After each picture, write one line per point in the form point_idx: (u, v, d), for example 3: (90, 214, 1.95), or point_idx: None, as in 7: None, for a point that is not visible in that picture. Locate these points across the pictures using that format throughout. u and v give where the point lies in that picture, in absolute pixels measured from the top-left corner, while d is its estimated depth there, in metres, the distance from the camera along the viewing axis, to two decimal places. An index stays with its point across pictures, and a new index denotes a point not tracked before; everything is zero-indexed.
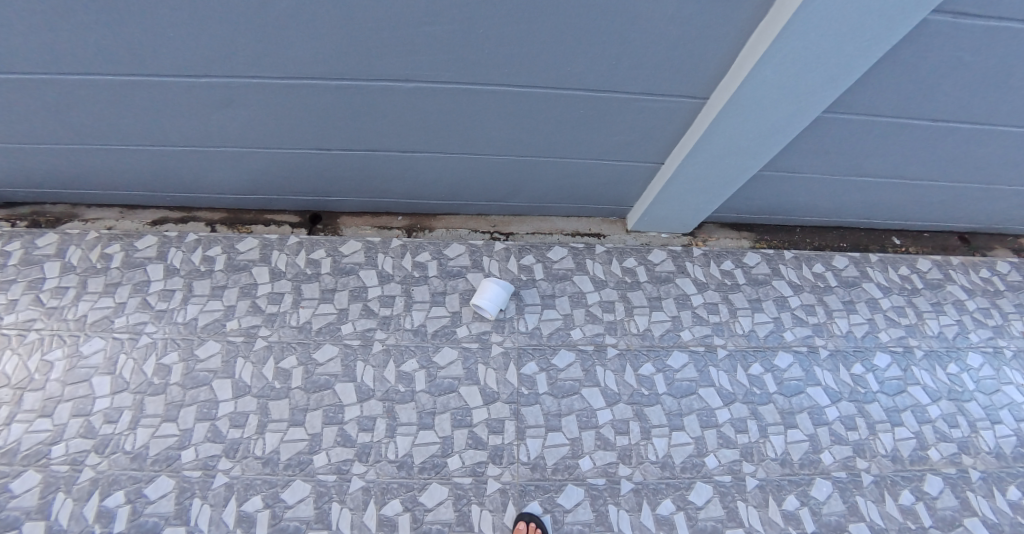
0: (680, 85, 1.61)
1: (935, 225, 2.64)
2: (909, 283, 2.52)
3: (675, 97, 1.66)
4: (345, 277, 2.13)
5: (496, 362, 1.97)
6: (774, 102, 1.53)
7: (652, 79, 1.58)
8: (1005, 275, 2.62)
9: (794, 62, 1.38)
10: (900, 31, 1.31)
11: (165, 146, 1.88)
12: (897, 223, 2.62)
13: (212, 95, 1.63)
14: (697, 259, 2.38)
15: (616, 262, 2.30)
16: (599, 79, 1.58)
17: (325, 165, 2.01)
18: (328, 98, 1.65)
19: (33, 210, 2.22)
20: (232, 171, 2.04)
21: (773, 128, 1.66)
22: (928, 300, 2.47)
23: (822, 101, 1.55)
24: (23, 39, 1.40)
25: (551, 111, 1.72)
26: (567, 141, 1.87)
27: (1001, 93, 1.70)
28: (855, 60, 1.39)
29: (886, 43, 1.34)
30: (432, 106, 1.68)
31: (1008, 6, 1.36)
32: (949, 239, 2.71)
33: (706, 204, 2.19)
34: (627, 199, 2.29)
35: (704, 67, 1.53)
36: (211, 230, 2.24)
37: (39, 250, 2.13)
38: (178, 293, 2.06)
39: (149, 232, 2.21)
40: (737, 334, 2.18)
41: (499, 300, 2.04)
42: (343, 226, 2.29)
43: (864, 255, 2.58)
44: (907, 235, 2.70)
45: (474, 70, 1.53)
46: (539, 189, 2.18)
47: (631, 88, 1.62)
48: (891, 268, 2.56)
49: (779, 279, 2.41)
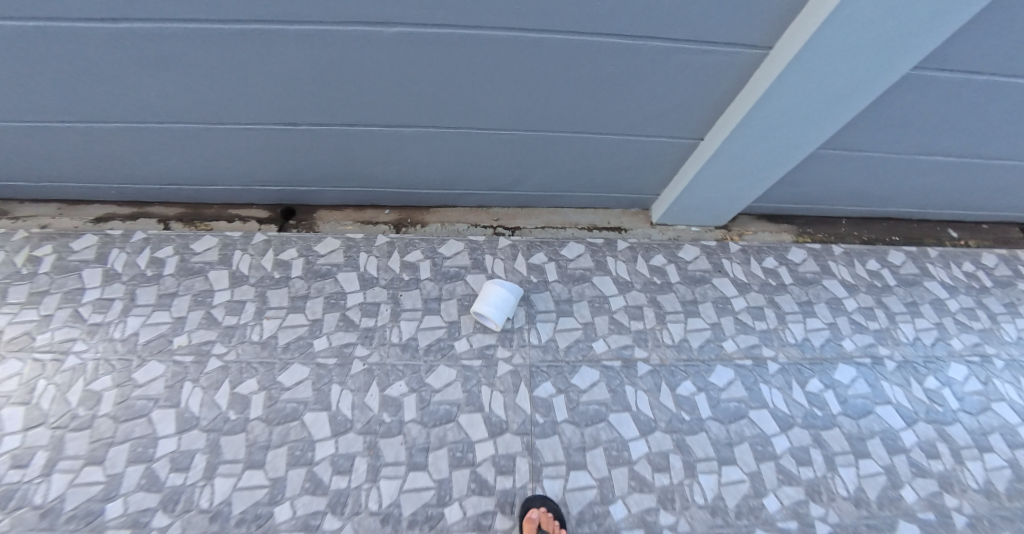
0: (735, 34, 1.27)
1: (999, 214, 2.31)
2: (977, 281, 2.18)
3: (728, 49, 1.32)
4: (321, 282, 1.79)
5: (503, 382, 1.61)
6: (863, 47, 1.19)
7: (701, 23, 1.24)
8: None
9: None
10: None
11: (97, 123, 1.53)
12: (957, 212, 2.28)
13: (138, 52, 1.28)
14: (733, 255, 2.07)
15: (642, 260, 1.95)
16: (634, 23, 1.24)
17: (293, 148, 1.67)
18: (290, 51, 1.30)
19: None
20: (180, 158, 1.69)
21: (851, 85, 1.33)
22: (1000, 300, 2.13)
23: (922, 44, 1.21)
24: None
25: (570, 69, 1.38)
26: (589, 109, 1.53)
27: None
28: None
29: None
30: (423, 62, 1.34)
31: None
32: (1012, 230, 2.38)
33: (747, 192, 1.86)
34: (653, 186, 1.95)
35: (771, 5, 1.19)
36: (166, 227, 1.90)
37: None
38: (118, 303, 1.71)
39: (90, 231, 1.85)
40: (788, 344, 1.83)
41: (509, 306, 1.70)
42: (320, 222, 1.96)
43: (921, 250, 2.24)
44: (965, 227, 2.36)
45: (474, 7, 1.19)
46: (550, 175, 1.84)
47: (672, 37, 1.28)
48: (953, 264, 2.22)
49: (829, 278, 2.08)
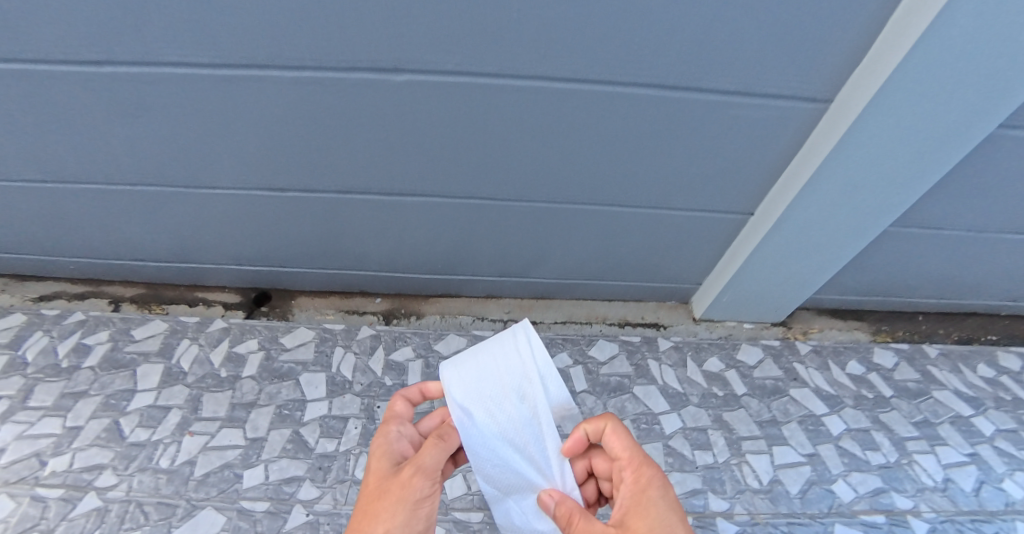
0: (794, 76, 0.96)
1: None
2: None
3: (779, 99, 1.00)
4: (278, 385, 1.29)
5: None
6: (983, 64, 0.85)
7: (759, 64, 0.94)
8: None
9: None
10: None
11: (12, 183, 1.26)
12: None
13: (26, 65, 0.98)
14: (801, 358, 1.49)
15: (694, 366, 1.41)
16: (674, 65, 0.94)
17: (233, 213, 1.31)
18: (215, 103, 1.04)
19: None
20: (99, 219, 1.35)
21: (1017, 80, 0.87)
22: None
23: None
24: None
25: (596, 85, 0.98)
26: (591, 176, 1.17)
27: None
28: None
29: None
30: (391, 112, 1.04)
31: None
32: None
33: (823, 274, 1.36)
34: (691, 275, 1.47)
35: (846, 34, 0.89)
36: (77, 298, 1.55)
37: None
38: (4, 405, 1.26)
39: (23, 311, 1.51)
40: (928, 489, 1.23)
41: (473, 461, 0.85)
42: (296, 308, 1.52)
43: None
44: None
45: (455, 25, 0.89)
46: (548, 261, 1.41)
47: (721, 86, 0.98)
48: None
49: (939, 388, 1.48)
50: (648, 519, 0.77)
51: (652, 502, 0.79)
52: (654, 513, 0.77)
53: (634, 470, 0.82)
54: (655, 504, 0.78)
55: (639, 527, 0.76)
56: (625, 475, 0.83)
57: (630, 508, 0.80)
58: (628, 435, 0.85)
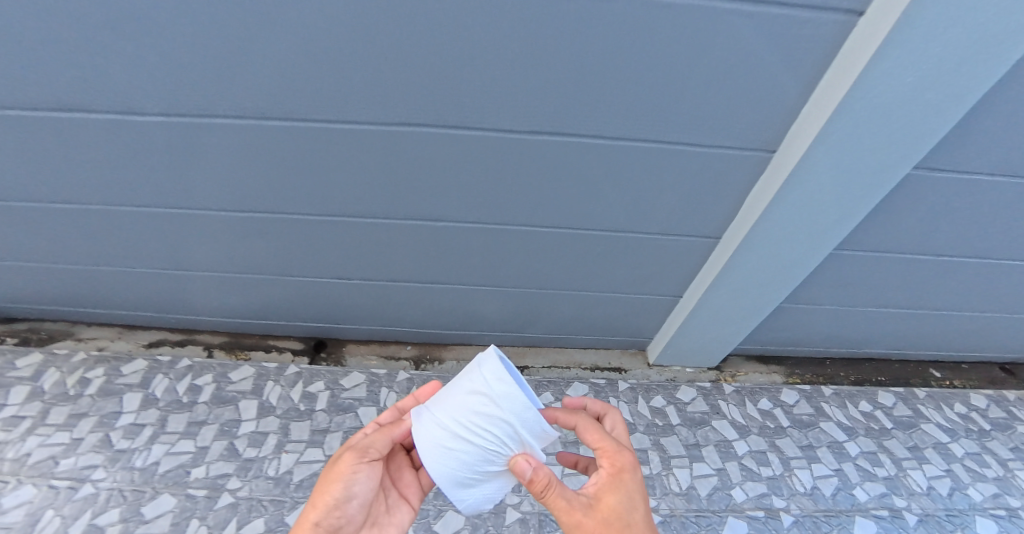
0: (693, 224, 1.48)
1: (988, 356, 2.27)
2: (974, 424, 2.07)
3: (686, 236, 1.52)
4: (342, 416, 1.81)
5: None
6: (800, 229, 1.37)
7: (669, 219, 1.47)
8: None
9: (821, 188, 1.25)
10: (916, 156, 1.18)
11: (155, 270, 1.78)
12: (940, 353, 2.24)
13: (198, 212, 1.52)
14: (725, 397, 2.01)
15: (643, 402, 1.94)
16: (614, 220, 1.47)
17: (310, 292, 1.83)
18: (313, 234, 1.58)
19: (29, 328, 2.08)
20: (212, 293, 1.87)
21: (823, 238, 1.40)
22: (1005, 445, 2.00)
23: (841, 231, 1.38)
24: (48, 169, 1.41)
25: (566, 230, 1.52)
26: (566, 274, 1.69)
27: None
28: (886, 176, 1.23)
29: (956, 120, 1.11)
30: (429, 241, 1.58)
31: None
32: (992, 370, 2.33)
33: (737, 336, 1.89)
34: (644, 333, 2.00)
35: (721, 205, 1.41)
36: (179, 344, 2.06)
37: (16, 372, 1.92)
38: (148, 430, 1.76)
39: (141, 355, 2.01)
40: (799, 494, 1.73)
41: (459, 457, 1.05)
42: (347, 354, 2.04)
43: (910, 390, 2.16)
44: (946, 366, 2.31)
45: (472, 199, 1.43)
46: (537, 324, 1.94)
47: (647, 229, 1.51)
48: (946, 405, 2.13)
49: (826, 420, 1.99)
50: (617, 494, 1.02)
51: (621, 482, 1.03)
52: (624, 490, 1.02)
53: (610, 455, 1.06)
54: (627, 486, 1.03)
55: (610, 499, 1.01)
56: (601, 459, 1.07)
57: (605, 486, 1.03)
58: (599, 427, 1.12)
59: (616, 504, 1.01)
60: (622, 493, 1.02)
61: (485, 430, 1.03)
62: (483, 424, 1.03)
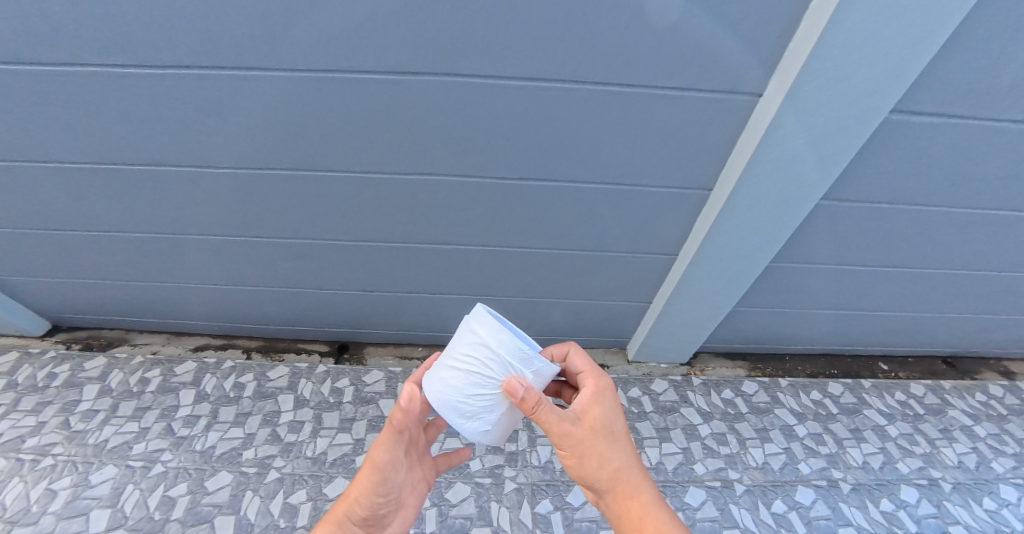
0: (655, 244, 1.80)
1: (927, 351, 2.56)
2: (911, 409, 2.37)
3: (651, 253, 1.84)
4: (366, 407, 2.14)
5: (507, 500, 1.85)
6: (739, 248, 1.69)
7: (636, 240, 1.79)
8: (1002, 398, 2.46)
9: (751, 216, 1.57)
10: (819, 191, 1.51)
11: (206, 285, 2.10)
12: (885, 348, 2.53)
13: (251, 239, 1.86)
14: (693, 388, 2.33)
15: (621, 392, 2.26)
16: (590, 241, 1.80)
17: (336, 302, 2.15)
18: (343, 255, 1.91)
19: (90, 334, 2.40)
20: (252, 304, 2.19)
21: (758, 256, 1.73)
22: (936, 426, 2.31)
23: (771, 250, 1.71)
24: (134, 204, 1.75)
25: (551, 251, 1.85)
26: (553, 285, 2.01)
27: (965, 244, 1.77)
28: (799, 208, 1.55)
29: (842, 167, 1.45)
30: (438, 259, 1.91)
31: (930, 182, 1.53)
32: (935, 363, 2.60)
33: (700, 338, 2.20)
34: (622, 335, 2.31)
35: (676, 228, 1.74)
36: (221, 348, 2.38)
37: (84, 373, 2.23)
38: (203, 419, 2.08)
39: (190, 358, 2.32)
40: (752, 468, 2.06)
41: (449, 383, 1.25)
42: (367, 355, 2.37)
43: (857, 381, 2.47)
44: (893, 360, 2.59)
45: (475, 227, 1.77)
46: (530, 328, 2.26)
47: (619, 248, 1.83)
48: (887, 393, 2.43)
49: (780, 407, 2.30)
50: (601, 406, 1.28)
51: (604, 397, 1.30)
52: (606, 401, 1.28)
53: (594, 378, 1.32)
54: (608, 398, 1.29)
55: (595, 411, 1.27)
56: (585, 382, 1.33)
57: (590, 401, 1.28)
58: (586, 358, 1.41)
59: (601, 413, 1.27)
60: (604, 404, 1.29)
61: (469, 356, 1.23)
62: (467, 350, 1.24)
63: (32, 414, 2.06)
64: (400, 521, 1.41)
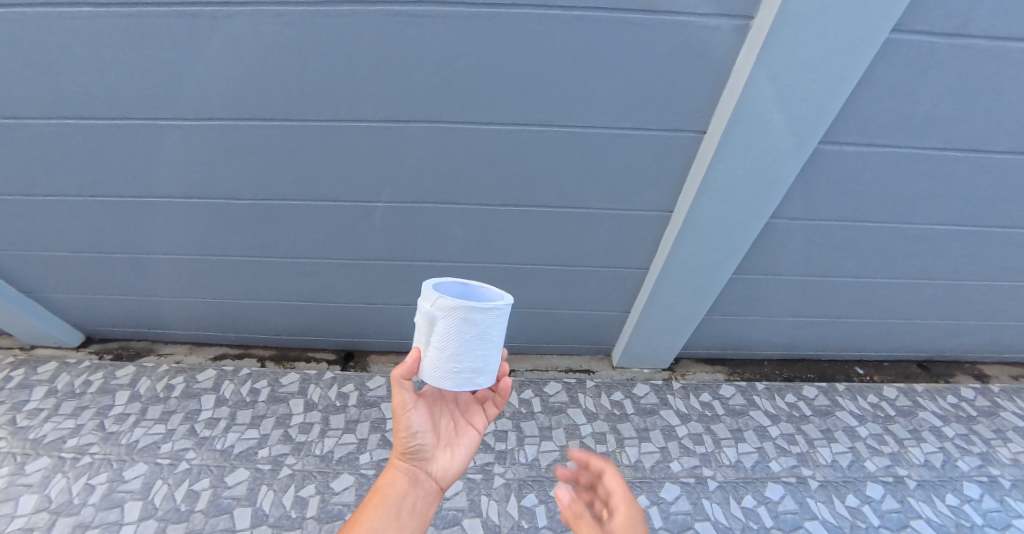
0: (627, 260, 1.98)
1: (900, 355, 2.70)
2: (881, 411, 2.49)
3: (624, 267, 2.02)
4: (369, 409, 2.35)
5: (496, 494, 2.03)
6: (702, 264, 1.86)
7: (609, 256, 1.97)
8: (972, 400, 2.57)
9: (708, 235, 1.74)
10: (767, 213, 1.67)
11: (224, 299, 2.32)
12: (858, 353, 2.68)
13: (264, 259, 2.08)
14: (672, 391, 2.50)
15: (605, 396, 2.43)
16: (568, 257, 1.99)
17: (341, 314, 2.36)
18: (346, 272, 2.12)
19: (121, 345, 2.64)
20: (266, 317, 2.41)
21: (719, 271, 1.90)
22: (905, 427, 2.43)
23: (730, 266, 1.87)
24: (163, 228, 1.99)
25: (533, 266, 2.03)
26: (537, 297, 2.19)
27: (913, 256, 1.92)
28: (750, 227, 1.72)
29: (784, 192, 1.62)
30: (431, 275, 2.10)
31: (869, 202, 1.69)
32: (910, 367, 2.73)
33: (677, 345, 2.36)
34: (605, 342, 2.48)
35: (644, 246, 1.92)
36: (238, 357, 2.60)
37: (116, 380, 2.46)
38: (222, 422, 2.30)
39: (210, 366, 2.55)
40: (725, 465, 2.21)
41: None
42: (371, 362, 2.58)
43: (831, 385, 2.61)
44: (869, 364, 2.73)
45: (463, 247, 1.97)
46: (520, 337, 2.44)
47: (595, 263, 2.01)
48: (859, 396, 2.56)
49: (755, 409, 2.45)
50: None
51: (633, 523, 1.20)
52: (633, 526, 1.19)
53: (626, 504, 1.23)
54: None
55: None
56: (617, 507, 1.24)
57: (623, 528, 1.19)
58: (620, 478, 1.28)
59: None
60: None
61: None
62: None
63: (71, 417, 2.29)
64: (447, 468, 1.38)
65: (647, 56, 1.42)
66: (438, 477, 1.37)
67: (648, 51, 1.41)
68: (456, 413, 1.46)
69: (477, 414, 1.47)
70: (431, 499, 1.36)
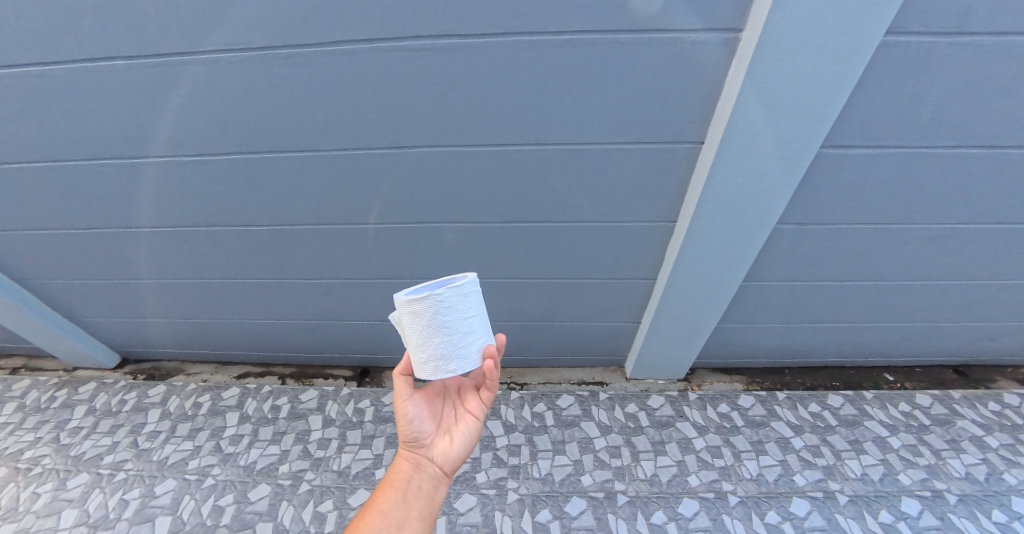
0: (631, 271, 1.95)
1: (934, 360, 2.55)
2: (915, 420, 2.36)
3: (629, 279, 1.99)
4: (384, 424, 2.38)
5: (508, 510, 2.02)
6: (708, 274, 1.82)
7: (613, 268, 1.95)
8: (1017, 407, 2.40)
9: (712, 245, 1.70)
10: (771, 221, 1.62)
11: (244, 320, 2.41)
12: (887, 358, 2.55)
13: (278, 281, 2.15)
14: (689, 402, 2.43)
15: (619, 408, 2.39)
16: (571, 271, 1.97)
17: (354, 332, 2.42)
18: (354, 290, 2.17)
19: (153, 366, 2.77)
20: (284, 335, 2.49)
21: (727, 281, 1.84)
22: (942, 437, 2.29)
23: (738, 275, 1.82)
24: (182, 255, 2.08)
25: (537, 280, 2.03)
26: (544, 311, 2.18)
27: (934, 258, 1.83)
28: (755, 236, 1.67)
29: (788, 198, 1.57)
30: None
31: (880, 204, 1.62)
32: (944, 373, 2.58)
33: (690, 355, 2.31)
34: (617, 354, 2.45)
35: (648, 257, 1.89)
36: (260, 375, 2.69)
37: (149, 399, 2.58)
38: (246, 438, 2.38)
39: (234, 384, 2.64)
40: (745, 479, 2.14)
41: None
42: (386, 378, 2.62)
43: (859, 393, 2.49)
44: (898, 371, 2.59)
45: (465, 263, 1.98)
46: (530, 350, 2.44)
47: (599, 276, 1.99)
48: (890, 404, 2.43)
49: (777, 420, 2.36)
50: None
51: None
52: None
53: None
54: None
55: None
56: None
57: None
58: None
59: None
60: None
61: None
62: None
63: (108, 434, 2.42)
64: (447, 453, 1.37)
65: (634, 71, 1.41)
66: (440, 461, 1.36)
67: (634, 65, 1.40)
68: (456, 404, 1.46)
69: (477, 400, 1.45)
70: (435, 483, 1.35)
